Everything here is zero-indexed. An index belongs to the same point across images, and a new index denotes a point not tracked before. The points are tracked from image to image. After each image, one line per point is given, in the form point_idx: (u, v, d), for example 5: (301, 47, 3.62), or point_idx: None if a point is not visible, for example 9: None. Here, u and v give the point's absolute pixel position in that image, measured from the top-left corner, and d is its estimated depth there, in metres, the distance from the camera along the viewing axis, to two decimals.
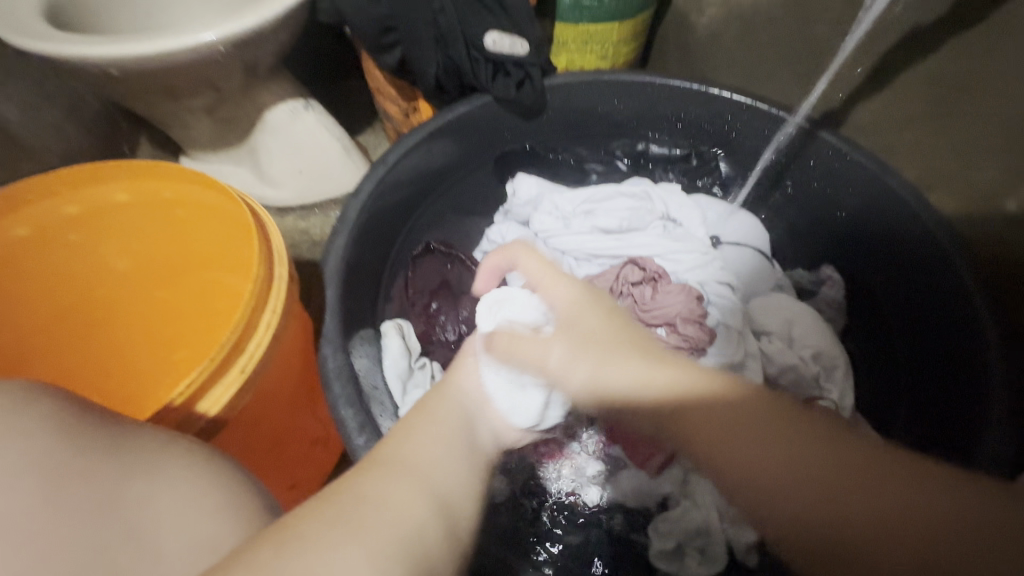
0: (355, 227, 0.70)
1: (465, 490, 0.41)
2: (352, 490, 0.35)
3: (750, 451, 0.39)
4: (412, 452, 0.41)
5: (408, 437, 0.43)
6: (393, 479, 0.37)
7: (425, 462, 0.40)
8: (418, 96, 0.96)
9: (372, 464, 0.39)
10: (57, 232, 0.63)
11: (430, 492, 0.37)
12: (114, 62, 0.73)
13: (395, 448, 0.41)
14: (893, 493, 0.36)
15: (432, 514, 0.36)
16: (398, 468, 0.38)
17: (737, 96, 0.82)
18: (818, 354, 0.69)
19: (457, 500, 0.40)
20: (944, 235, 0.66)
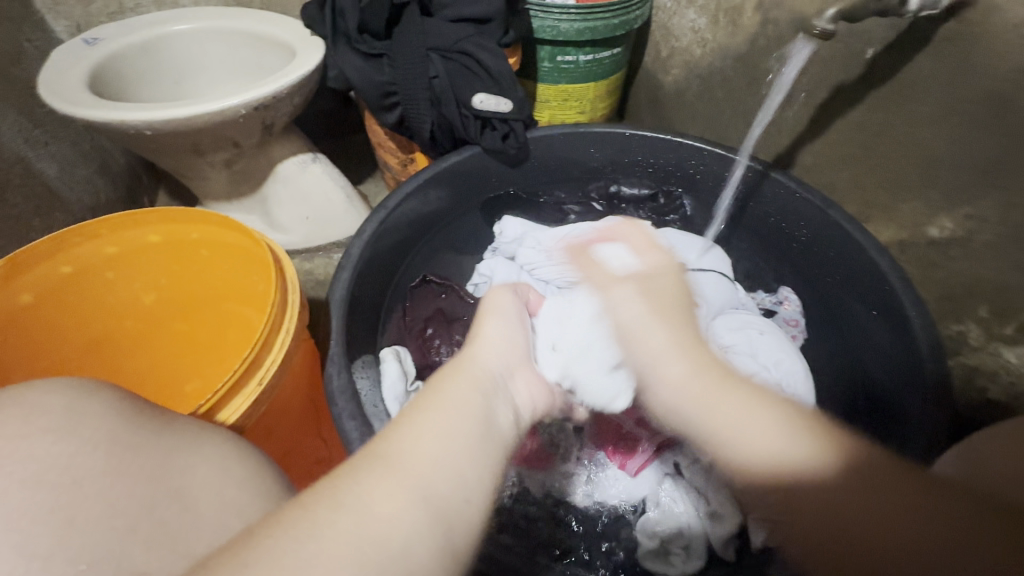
0: (359, 262, 0.78)
1: (462, 483, 0.38)
2: (335, 497, 0.34)
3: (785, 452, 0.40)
4: (410, 449, 0.38)
5: (413, 426, 0.40)
6: (374, 485, 0.35)
7: (419, 461, 0.37)
8: (414, 149, 1.08)
9: (367, 461, 0.37)
10: (96, 271, 0.71)
11: (419, 497, 0.35)
12: (151, 124, 0.84)
13: (392, 444, 0.39)
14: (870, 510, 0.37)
15: (414, 522, 0.34)
16: (393, 470, 0.36)
17: (698, 143, 0.92)
18: (779, 362, 0.76)
19: (453, 504, 0.37)
20: (883, 258, 0.74)
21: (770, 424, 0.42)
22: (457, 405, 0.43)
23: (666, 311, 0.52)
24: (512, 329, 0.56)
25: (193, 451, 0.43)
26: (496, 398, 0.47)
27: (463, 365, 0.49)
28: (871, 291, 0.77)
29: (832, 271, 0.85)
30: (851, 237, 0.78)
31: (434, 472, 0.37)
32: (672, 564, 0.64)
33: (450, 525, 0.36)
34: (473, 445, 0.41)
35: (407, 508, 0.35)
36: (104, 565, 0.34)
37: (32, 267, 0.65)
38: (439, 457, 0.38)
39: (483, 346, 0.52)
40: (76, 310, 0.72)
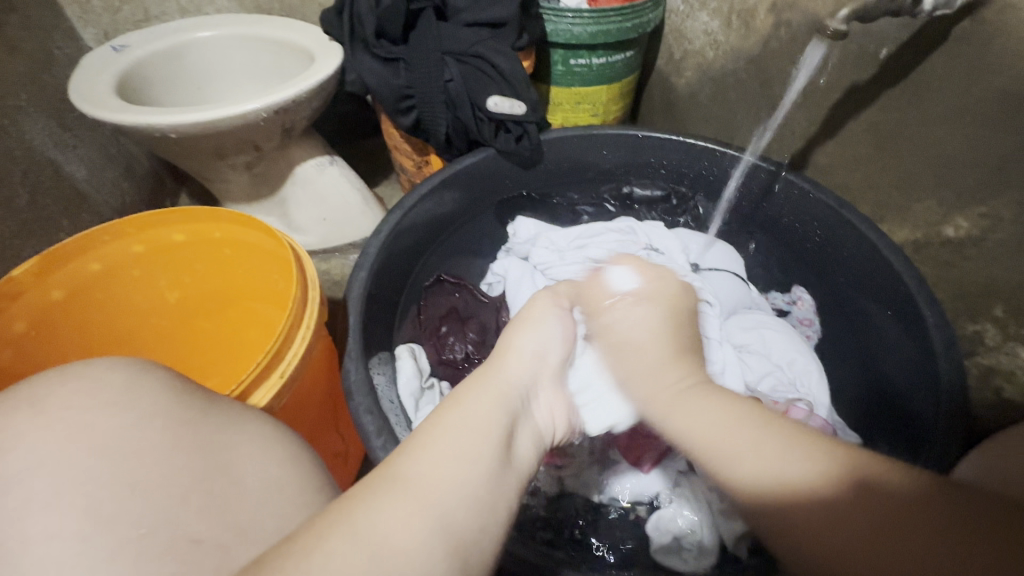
0: (376, 261, 0.80)
1: (482, 509, 0.34)
2: (345, 521, 0.31)
3: (765, 456, 0.38)
4: (428, 473, 0.34)
5: (431, 445, 0.37)
6: (389, 508, 0.32)
7: (436, 487, 0.34)
8: (429, 151, 1.10)
9: (383, 486, 0.33)
10: (125, 268, 0.74)
11: (436, 530, 0.31)
12: (176, 128, 0.87)
13: (409, 466, 0.35)
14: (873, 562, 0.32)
15: (431, 554, 0.30)
16: (410, 498, 0.32)
17: (711, 145, 0.93)
18: (793, 362, 0.76)
19: (471, 536, 0.33)
20: (896, 258, 0.74)
21: (743, 433, 0.39)
22: (474, 425, 0.39)
23: (659, 310, 0.53)
24: (553, 346, 0.51)
25: (240, 427, 0.42)
26: (518, 417, 0.43)
27: (484, 381, 0.44)
28: (886, 292, 0.77)
29: (845, 270, 0.84)
30: (865, 238, 0.78)
31: (453, 494, 0.34)
32: (685, 559, 0.64)
33: (469, 555, 0.32)
34: (492, 472, 0.37)
35: (425, 536, 0.31)
36: (162, 532, 0.34)
37: (65, 264, 0.68)
38: (457, 482, 0.35)
39: (511, 357, 0.48)
40: (106, 307, 0.74)
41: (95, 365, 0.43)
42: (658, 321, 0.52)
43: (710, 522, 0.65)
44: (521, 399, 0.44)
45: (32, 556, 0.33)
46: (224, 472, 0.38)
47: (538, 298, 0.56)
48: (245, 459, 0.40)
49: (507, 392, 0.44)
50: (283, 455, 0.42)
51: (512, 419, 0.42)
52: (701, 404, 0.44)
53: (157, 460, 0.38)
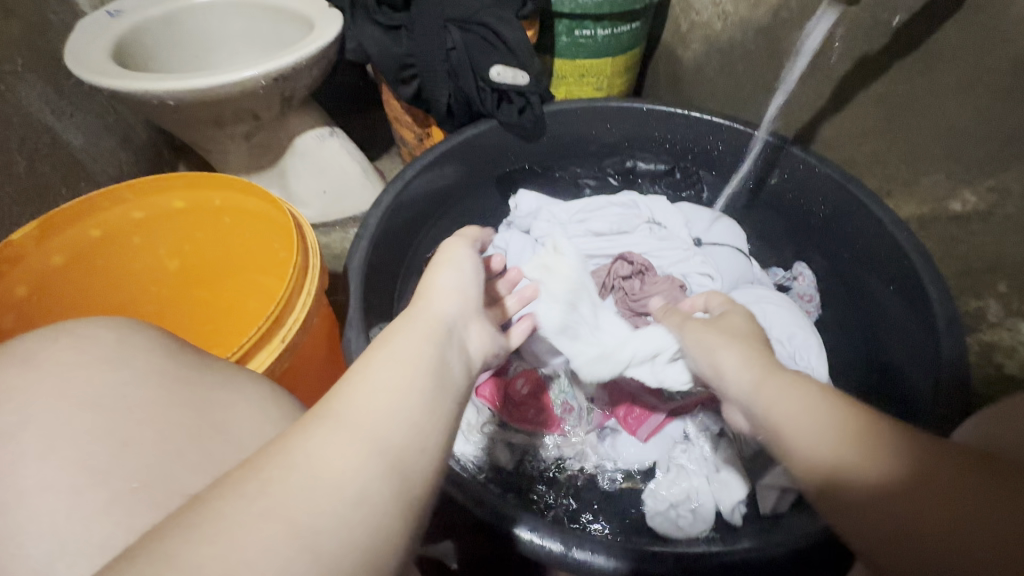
0: (377, 231, 0.80)
1: (424, 436, 0.32)
2: (283, 454, 0.28)
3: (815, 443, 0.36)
4: (363, 402, 0.31)
5: (364, 376, 0.33)
6: (322, 440, 0.29)
7: (374, 414, 0.31)
8: (431, 123, 1.08)
9: (316, 418, 0.30)
10: (125, 234, 0.74)
11: (376, 453, 0.29)
12: (174, 95, 0.85)
13: (347, 399, 0.32)
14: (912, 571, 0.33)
15: (370, 482, 0.28)
16: (352, 430, 0.30)
17: (716, 118, 0.92)
18: (793, 336, 0.76)
19: (414, 459, 0.30)
20: (901, 234, 0.74)
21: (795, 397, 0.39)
22: (405, 357, 0.36)
23: (738, 313, 0.52)
24: (467, 283, 0.47)
25: (233, 387, 0.42)
26: (450, 348, 0.39)
27: (408, 318, 0.41)
28: (889, 266, 0.77)
29: (848, 246, 0.84)
30: (869, 212, 0.78)
31: (394, 423, 0.31)
32: (679, 526, 0.64)
33: (411, 476, 0.30)
34: (430, 400, 0.34)
35: (364, 461, 0.29)
36: (154, 487, 0.35)
37: (65, 229, 0.67)
38: (392, 407, 0.32)
39: (434, 296, 0.44)
40: (105, 274, 0.74)
41: (93, 324, 0.43)
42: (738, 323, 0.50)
43: (706, 489, 0.66)
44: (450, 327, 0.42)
45: (26, 509, 0.33)
46: (218, 430, 0.39)
47: (450, 247, 0.52)
48: (240, 417, 0.40)
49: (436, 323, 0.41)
50: (280, 413, 0.42)
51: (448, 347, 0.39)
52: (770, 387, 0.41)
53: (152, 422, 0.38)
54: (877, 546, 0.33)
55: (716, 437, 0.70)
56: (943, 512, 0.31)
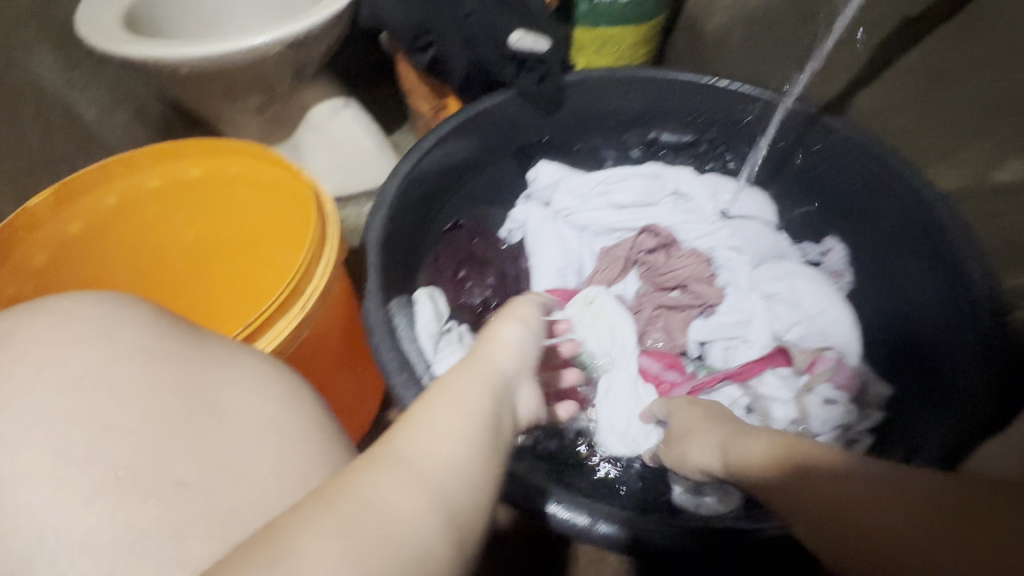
0: (394, 203, 0.78)
1: (477, 488, 0.33)
2: (350, 494, 0.29)
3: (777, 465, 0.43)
4: (425, 452, 0.33)
5: (426, 425, 0.35)
6: (392, 486, 0.30)
7: (435, 469, 0.32)
8: (447, 94, 1.04)
9: (380, 462, 0.32)
10: (141, 203, 0.73)
11: (436, 506, 0.30)
12: (187, 63, 0.83)
13: (410, 447, 0.33)
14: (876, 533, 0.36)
15: (431, 533, 0.29)
16: (416, 481, 0.31)
17: (745, 88, 0.87)
18: (824, 312, 0.74)
19: (467, 512, 0.32)
20: (941, 207, 0.70)
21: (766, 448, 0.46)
22: (464, 410, 0.37)
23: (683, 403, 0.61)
24: (530, 338, 0.48)
25: (227, 365, 0.42)
26: (506, 404, 0.40)
27: (467, 367, 0.42)
28: (926, 241, 0.73)
29: (883, 220, 0.80)
30: (906, 184, 0.74)
31: (453, 474, 0.33)
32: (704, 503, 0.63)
33: (464, 531, 0.31)
34: (483, 456, 0.35)
35: (425, 512, 0.30)
36: (142, 472, 0.34)
37: (82, 197, 0.67)
38: (452, 461, 0.33)
39: (495, 347, 0.45)
40: (121, 243, 0.74)
41: None
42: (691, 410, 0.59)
43: None
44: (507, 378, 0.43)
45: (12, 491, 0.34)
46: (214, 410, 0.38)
47: (520, 298, 0.54)
48: (236, 395, 0.40)
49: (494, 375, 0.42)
50: (280, 392, 0.41)
51: (503, 400, 0.40)
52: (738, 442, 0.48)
53: (173, 400, 0.38)
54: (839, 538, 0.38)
55: (744, 412, 0.69)
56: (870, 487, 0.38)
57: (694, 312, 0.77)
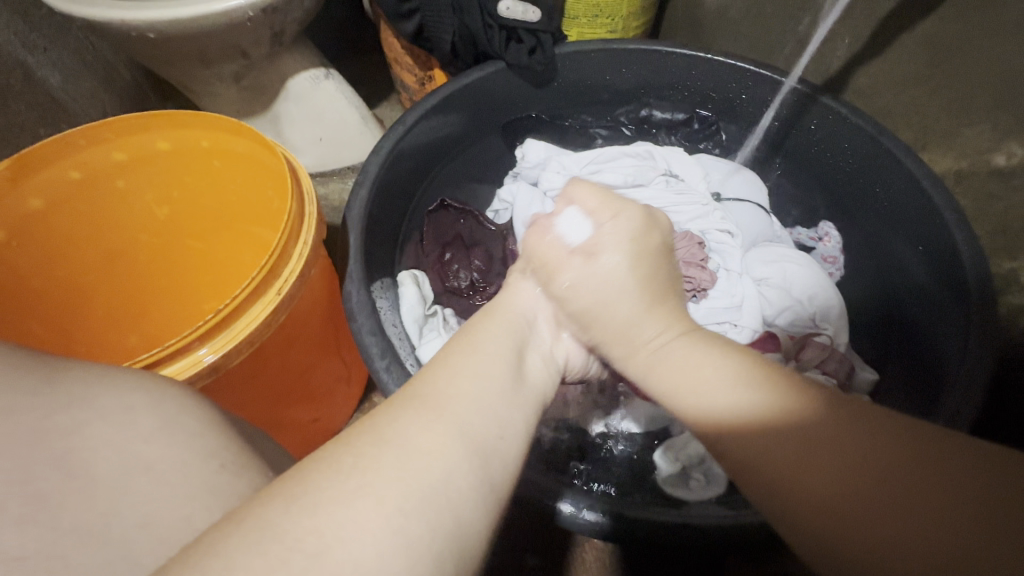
0: (377, 179, 0.74)
1: (500, 423, 0.35)
2: (373, 436, 0.30)
3: (704, 376, 0.39)
4: (445, 393, 0.35)
5: (445, 376, 0.37)
6: (414, 423, 0.31)
7: (457, 402, 0.34)
8: (433, 65, 1.00)
9: (400, 402, 0.34)
10: (107, 177, 0.69)
11: (460, 439, 0.32)
12: (154, 27, 0.77)
13: (433, 392, 0.35)
14: (840, 472, 0.32)
15: (455, 458, 0.30)
16: (442, 418, 0.33)
17: (742, 63, 0.84)
18: (815, 296, 0.74)
19: (490, 440, 0.33)
20: (936, 190, 0.69)
21: (711, 412, 0.38)
22: (484, 357, 0.40)
23: (625, 253, 0.50)
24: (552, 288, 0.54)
25: (143, 379, 0.37)
26: (527, 350, 0.46)
27: (490, 321, 0.47)
28: (919, 227, 0.72)
29: (878, 204, 0.79)
30: (902, 165, 0.73)
31: (470, 409, 0.34)
32: (690, 489, 0.63)
33: (489, 461, 0.32)
34: (509, 395, 0.38)
35: (450, 445, 0.31)
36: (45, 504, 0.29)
37: (41, 170, 0.63)
38: (473, 401, 0.35)
39: (518, 296, 0.51)
40: (88, 220, 0.70)
41: None
42: (624, 268, 0.49)
43: None
44: (527, 328, 0.48)
45: None
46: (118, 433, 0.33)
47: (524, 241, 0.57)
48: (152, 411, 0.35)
49: (517, 327, 0.47)
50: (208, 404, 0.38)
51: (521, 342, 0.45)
52: (647, 313, 0.46)
53: (144, 386, 0.36)
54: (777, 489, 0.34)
55: None
56: (858, 449, 0.32)
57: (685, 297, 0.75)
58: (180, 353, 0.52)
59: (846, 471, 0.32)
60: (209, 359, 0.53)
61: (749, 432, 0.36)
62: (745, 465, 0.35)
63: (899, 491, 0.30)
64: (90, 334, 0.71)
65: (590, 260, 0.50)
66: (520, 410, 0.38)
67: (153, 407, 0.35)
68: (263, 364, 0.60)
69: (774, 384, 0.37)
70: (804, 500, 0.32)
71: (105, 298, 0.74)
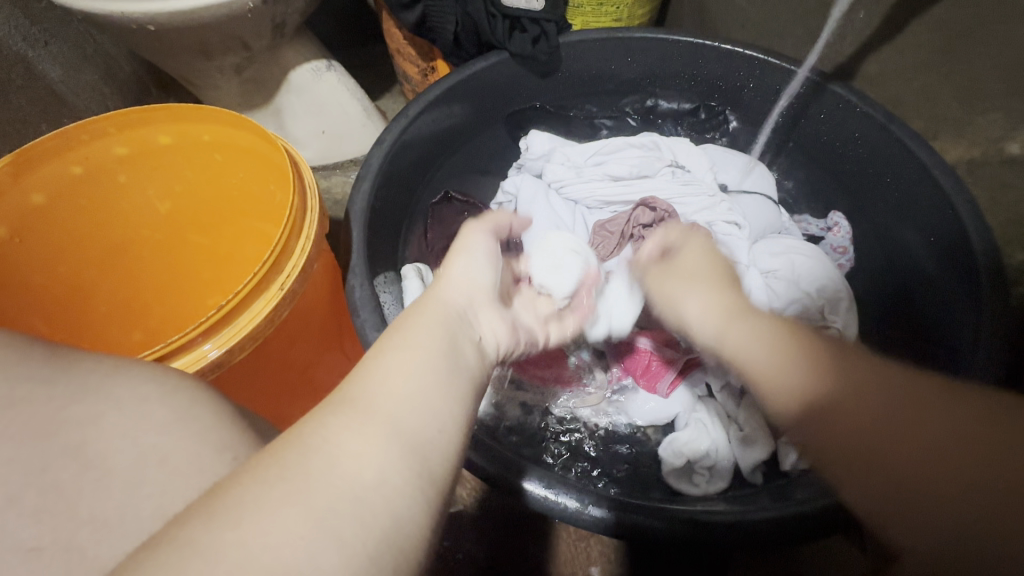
0: (380, 170, 0.74)
1: (440, 416, 0.31)
2: (305, 444, 0.26)
3: (758, 350, 0.43)
4: (379, 389, 0.30)
5: (378, 364, 0.32)
6: (341, 429, 0.27)
7: (392, 399, 0.30)
8: (436, 56, 0.99)
9: (328, 403, 0.29)
10: (109, 171, 0.69)
11: (396, 441, 0.28)
12: (155, 19, 0.76)
13: (362, 386, 0.30)
14: (899, 447, 0.37)
15: (388, 466, 0.26)
16: (373, 421, 0.28)
17: (749, 52, 0.83)
18: (823, 288, 0.73)
19: (431, 439, 0.29)
20: (947, 179, 0.68)
21: (762, 346, 0.43)
22: (419, 345, 0.34)
23: (695, 248, 0.54)
24: (484, 271, 0.46)
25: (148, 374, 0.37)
26: (463, 336, 0.39)
27: (420, 309, 0.39)
28: (930, 217, 0.71)
29: (888, 195, 0.78)
30: (912, 155, 0.71)
31: (409, 405, 0.30)
32: (695, 484, 0.63)
33: (435, 466, 0.28)
34: (444, 387, 0.32)
35: (382, 448, 0.27)
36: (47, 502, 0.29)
37: (41, 165, 0.62)
38: (410, 396, 0.30)
39: (445, 284, 0.43)
40: (91, 213, 0.70)
41: None
42: (698, 261, 0.52)
43: (728, 444, 0.63)
44: (462, 317, 0.41)
45: None
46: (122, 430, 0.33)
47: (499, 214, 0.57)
48: None
49: (447, 318, 0.39)
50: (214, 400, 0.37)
51: (451, 333, 0.38)
52: (718, 303, 0.48)
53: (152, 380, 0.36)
54: (837, 453, 0.40)
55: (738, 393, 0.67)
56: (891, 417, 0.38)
57: None
58: (183, 349, 0.52)
59: (897, 439, 0.37)
60: (213, 354, 0.53)
61: (777, 380, 0.42)
62: (823, 432, 0.40)
63: (925, 443, 0.37)
64: (95, 329, 0.71)
65: (669, 258, 0.55)
66: (459, 402, 0.33)
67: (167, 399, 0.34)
68: (266, 360, 0.60)
69: (801, 351, 0.42)
70: (855, 457, 0.39)
71: (110, 292, 0.74)
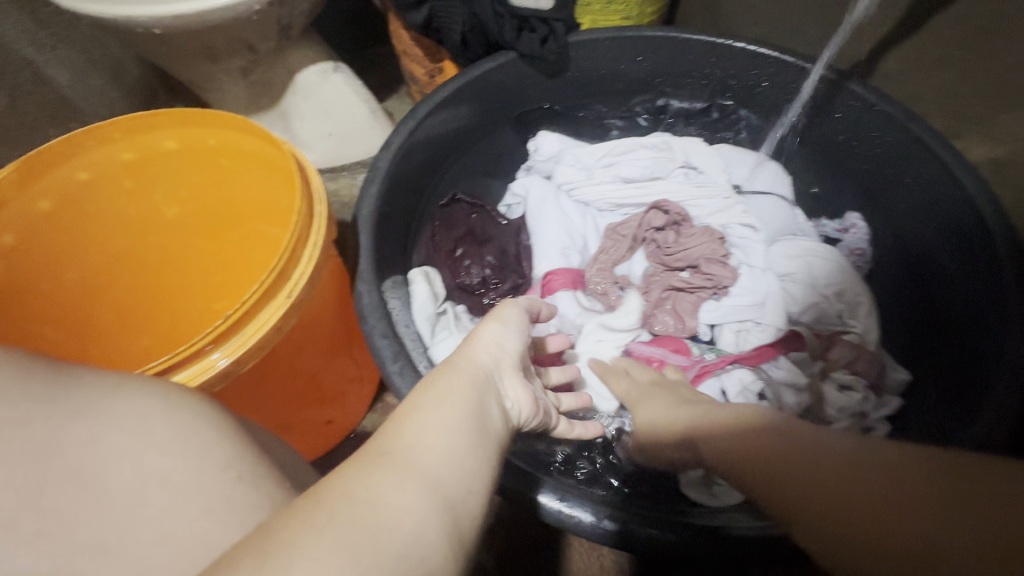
0: (388, 174, 0.73)
1: (469, 475, 0.29)
2: (341, 488, 0.24)
3: (724, 432, 0.45)
4: (415, 443, 0.29)
5: (410, 417, 0.31)
6: (376, 479, 0.26)
7: (429, 451, 0.29)
8: (443, 56, 0.97)
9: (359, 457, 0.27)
10: (116, 178, 0.68)
11: (429, 495, 0.26)
12: (161, 22, 0.75)
13: (397, 437, 0.29)
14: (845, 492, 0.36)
15: (424, 520, 0.25)
16: (408, 475, 0.27)
17: (763, 49, 0.81)
18: (841, 291, 0.71)
19: (460, 500, 0.28)
20: (970, 181, 0.66)
21: (730, 426, 0.45)
22: (454, 401, 0.33)
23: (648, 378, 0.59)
24: (511, 336, 0.44)
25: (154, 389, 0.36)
26: (491, 398, 0.36)
27: (448, 368, 0.37)
28: (952, 219, 0.69)
29: (907, 196, 0.76)
30: (934, 155, 0.70)
31: (442, 460, 0.29)
32: (714, 493, 0.61)
33: (463, 526, 0.27)
34: (476, 447, 0.31)
35: (417, 499, 0.26)
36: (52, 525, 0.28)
37: (49, 172, 0.62)
38: (445, 451, 0.29)
39: (472, 343, 0.41)
40: (100, 219, 0.70)
41: None
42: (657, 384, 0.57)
43: None
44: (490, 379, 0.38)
45: None
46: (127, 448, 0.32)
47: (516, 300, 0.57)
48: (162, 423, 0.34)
49: (476, 379, 0.37)
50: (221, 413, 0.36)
51: (481, 397, 0.35)
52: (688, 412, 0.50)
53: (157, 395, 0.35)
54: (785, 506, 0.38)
55: (755, 399, 0.66)
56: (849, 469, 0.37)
57: (706, 294, 0.74)
58: (192, 359, 0.51)
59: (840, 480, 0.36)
60: (222, 364, 0.52)
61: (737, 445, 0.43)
62: (773, 497, 0.39)
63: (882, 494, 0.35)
64: (104, 336, 0.71)
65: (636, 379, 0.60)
66: (487, 467, 0.31)
67: (170, 415, 0.33)
68: (274, 368, 0.59)
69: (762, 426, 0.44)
70: (805, 509, 0.37)
71: (118, 299, 0.74)
